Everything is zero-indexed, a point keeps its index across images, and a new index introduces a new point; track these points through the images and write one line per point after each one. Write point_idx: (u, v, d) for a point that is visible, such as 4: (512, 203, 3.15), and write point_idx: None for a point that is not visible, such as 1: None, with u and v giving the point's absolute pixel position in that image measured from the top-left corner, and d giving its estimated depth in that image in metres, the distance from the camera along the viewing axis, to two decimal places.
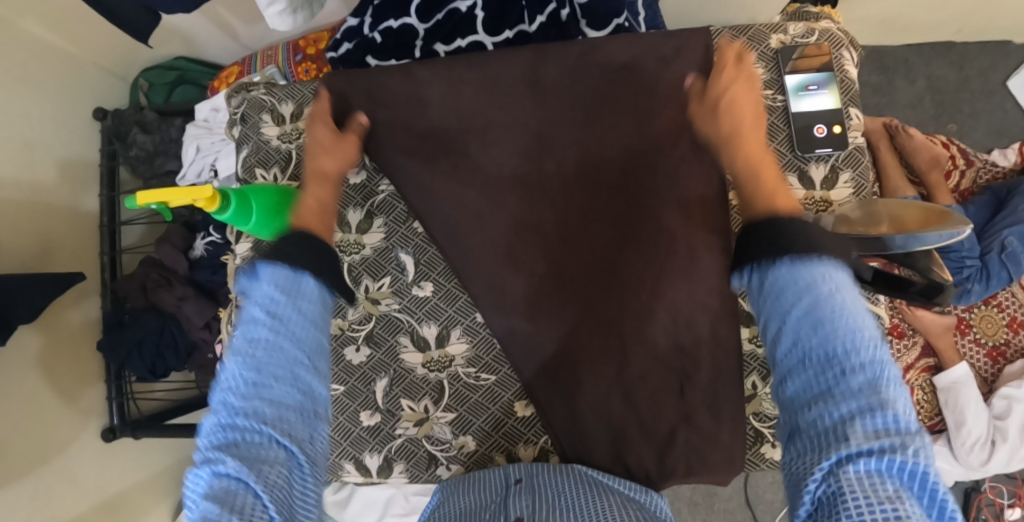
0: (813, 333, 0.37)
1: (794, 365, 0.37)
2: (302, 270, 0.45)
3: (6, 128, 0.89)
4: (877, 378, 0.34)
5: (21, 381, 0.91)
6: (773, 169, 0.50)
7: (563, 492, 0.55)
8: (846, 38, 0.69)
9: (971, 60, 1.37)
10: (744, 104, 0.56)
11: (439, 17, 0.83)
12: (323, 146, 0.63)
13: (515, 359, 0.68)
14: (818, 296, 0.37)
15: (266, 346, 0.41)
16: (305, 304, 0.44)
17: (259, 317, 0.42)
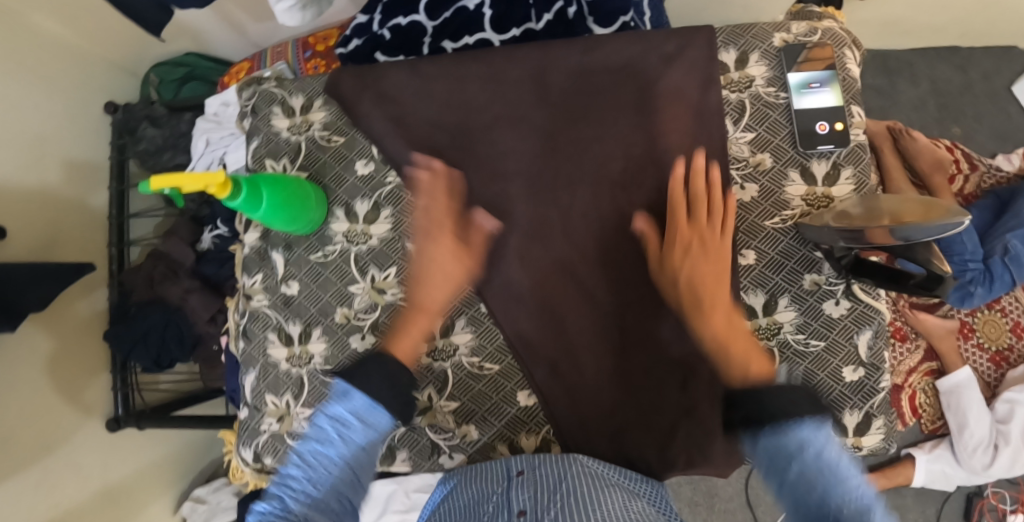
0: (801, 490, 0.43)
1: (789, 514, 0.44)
2: (377, 401, 0.51)
3: (19, 119, 0.90)
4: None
5: (27, 369, 0.91)
6: (739, 333, 0.55)
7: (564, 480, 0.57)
8: (848, 37, 0.71)
9: (974, 64, 1.38)
10: (706, 272, 0.60)
11: (447, 14, 0.85)
12: (444, 272, 0.63)
13: (518, 349, 0.69)
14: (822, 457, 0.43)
15: (325, 464, 0.49)
16: (371, 431, 0.51)
17: (331, 438, 0.50)
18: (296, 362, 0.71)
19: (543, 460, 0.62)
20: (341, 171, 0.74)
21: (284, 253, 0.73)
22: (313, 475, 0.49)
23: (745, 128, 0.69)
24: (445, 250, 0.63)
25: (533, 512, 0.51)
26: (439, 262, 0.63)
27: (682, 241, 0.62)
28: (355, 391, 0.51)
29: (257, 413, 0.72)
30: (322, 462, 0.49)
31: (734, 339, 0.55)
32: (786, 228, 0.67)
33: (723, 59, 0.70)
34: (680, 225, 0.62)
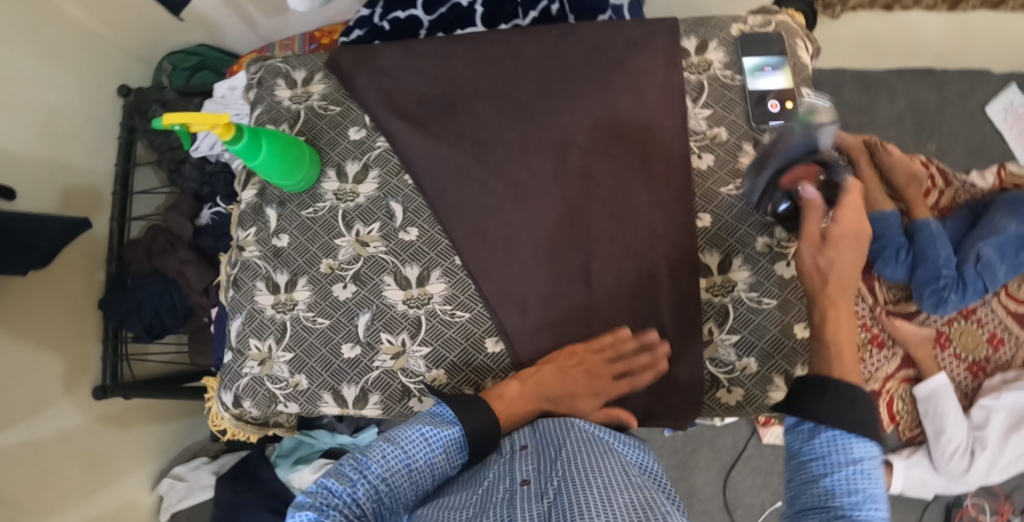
0: (846, 486, 0.48)
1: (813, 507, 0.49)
2: (468, 447, 0.59)
3: (36, 93, 0.98)
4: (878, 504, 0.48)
5: (24, 326, 0.96)
6: (848, 340, 0.58)
7: (562, 445, 0.57)
8: (800, 30, 0.78)
9: (949, 85, 1.45)
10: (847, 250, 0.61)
11: (442, 9, 0.93)
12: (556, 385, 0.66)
13: (490, 299, 0.73)
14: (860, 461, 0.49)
15: (401, 471, 0.55)
16: (447, 462, 0.58)
17: (416, 452, 0.56)
18: (281, 308, 0.76)
19: (545, 427, 0.62)
20: (334, 136, 0.80)
21: (277, 208, 0.79)
22: (388, 474, 0.54)
23: (703, 106, 0.75)
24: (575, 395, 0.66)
25: (535, 481, 0.52)
26: (572, 388, 0.66)
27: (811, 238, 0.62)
28: (456, 424, 0.59)
29: (240, 357, 0.76)
30: (399, 468, 0.54)
31: (844, 341, 0.58)
32: (740, 195, 0.73)
33: (685, 45, 0.77)
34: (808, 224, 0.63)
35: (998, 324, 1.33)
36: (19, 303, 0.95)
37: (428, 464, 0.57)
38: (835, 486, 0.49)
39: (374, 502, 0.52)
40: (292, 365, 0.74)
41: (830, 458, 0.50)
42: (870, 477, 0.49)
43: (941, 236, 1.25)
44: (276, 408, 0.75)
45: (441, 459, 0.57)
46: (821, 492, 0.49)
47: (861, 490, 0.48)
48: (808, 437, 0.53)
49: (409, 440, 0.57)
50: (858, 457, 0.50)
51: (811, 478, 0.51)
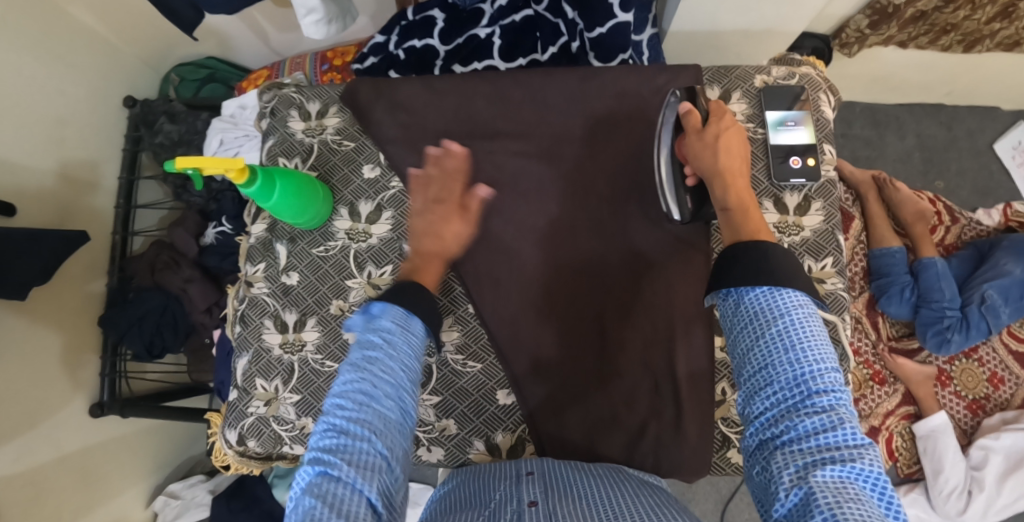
0: (779, 349, 0.46)
1: (758, 383, 0.46)
2: (414, 311, 0.57)
3: (42, 103, 0.96)
4: (833, 389, 0.43)
5: (23, 342, 0.94)
6: (756, 207, 0.58)
7: (572, 483, 0.61)
8: (824, 83, 0.78)
9: (959, 122, 1.46)
10: (732, 143, 0.63)
11: (459, 40, 0.93)
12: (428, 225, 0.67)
13: (500, 348, 0.72)
14: (792, 323, 0.46)
15: (386, 370, 0.51)
16: (415, 344, 0.55)
17: (379, 342, 0.53)
18: (288, 349, 0.75)
19: (553, 465, 0.65)
20: (348, 173, 0.79)
21: (287, 245, 0.78)
22: (373, 379, 0.50)
23: None
24: (450, 219, 0.67)
25: (544, 504, 0.55)
26: (442, 227, 0.67)
27: (706, 136, 0.64)
28: (395, 306, 0.56)
29: (245, 396, 0.75)
30: (385, 369, 0.51)
31: (750, 209, 0.58)
32: None
33: (708, 94, 0.77)
34: (694, 130, 0.65)
35: (999, 363, 1.33)
36: (17, 321, 0.93)
37: (399, 351, 0.54)
38: (771, 351, 0.46)
39: (377, 411, 0.49)
40: (298, 407, 0.73)
41: (757, 322, 0.47)
42: (801, 330, 0.45)
43: (947, 276, 1.25)
44: (281, 449, 0.75)
45: (408, 343, 0.55)
46: (762, 366, 0.46)
47: (797, 348, 0.45)
48: (738, 306, 0.50)
49: (367, 340, 0.53)
50: (783, 314, 0.47)
51: (748, 348, 0.48)
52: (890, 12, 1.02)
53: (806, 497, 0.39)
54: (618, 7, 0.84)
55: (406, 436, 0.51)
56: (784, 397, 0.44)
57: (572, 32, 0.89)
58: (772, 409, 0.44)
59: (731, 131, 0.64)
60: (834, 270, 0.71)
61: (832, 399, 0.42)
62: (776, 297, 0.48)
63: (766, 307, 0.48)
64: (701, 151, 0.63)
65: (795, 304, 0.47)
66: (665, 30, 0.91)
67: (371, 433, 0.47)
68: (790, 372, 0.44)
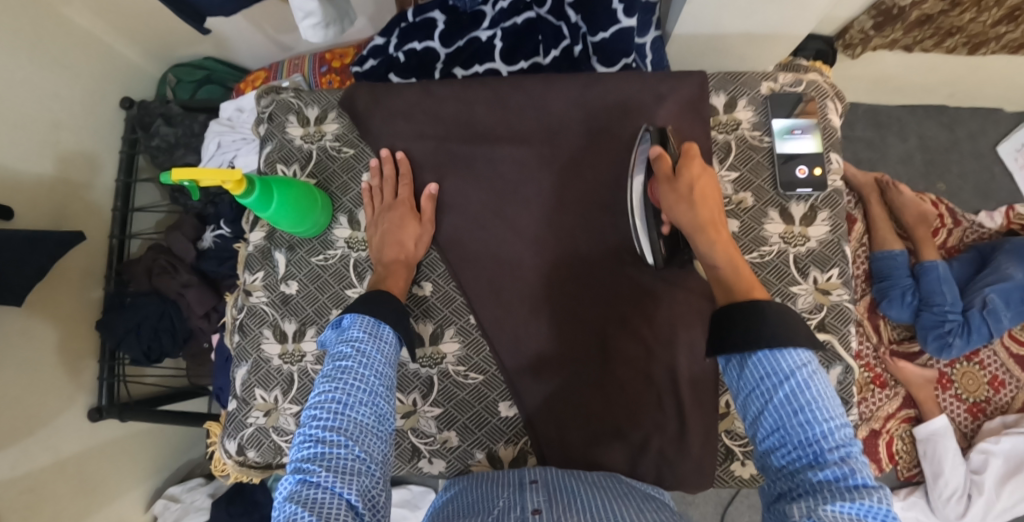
0: (788, 410, 0.46)
1: (771, 445, 0.46)
2: (383, 320, 0.59)
3: (35, 106, 0.94)
4: (844, 441, 0.43)
5: (20, 349, 0.93)
6: (745, 262, 0.56)
7: (575, 490, 0.60)
8: (831, 90, 0.77)
9: (961, 124, 1.45)
10: (707, 192, 0.60)
11: (459, 43, 0.91)
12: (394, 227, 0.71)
13: (502, 360, 0.71)
14: (797, 381, 0.46)
15: (354, 374, 0.53)
16: (384, 347, 0.57)
17: (350, 352, 0.55)
18: (288, 359, 0.74)
19: (558, 474, 0.65)
20: (347, 181, 0.78)
21: (286, 253, 0.77)
22: (342, 386, 0.52)
23: (730, 168, 0.74)
24: (409, 222, 0.71)
25: (548, 511, 0.54)
26: (400, 226, 0.71)
27: (682, 186, 0.60)
28: (365, 314, 0.59)
29: (245, 406, 0.75)
30: (354, 374, 0.53)
31: (741, 265, 0.56)
32: (763, 262, 0.71)
33: (714, 102, 0.75)
34: (666, 179, 0.61)
35: (1000, 366, 1.32)
36: (16, 327, 0.92)
37: (371, 354, 0.55)
38: (777, 412, 0.46)
39: (351, 416, 0.51)
40: (299, 418, 0.73)
41: (761, 387, 0.48)
42: (809, 388, 0.46)
43: (948, 279, 1.23)
44: (281, 460, 0.74)
45: (379, 347, 0.57)
46: (772, 427, 0.46)
47: (806, 406, 0.45)
48: (742, 369, 0.51)
49: (339, 352, 0.55)
50: (789, 372, 0.47)
51: (757, 410, 0.48)
52: (894, 14, 1.00)
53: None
54: (622, 12, 0.83)
55: (385, 439, 0.53)
56: (797, 457, 0.44)
57: (575, 36, 0.88)
58: (790, 472, 0.45)
59: (703, 177, 0.61)
60: (839, 281, 0.71)
61: (844, 453, 0.42)
62: (777, 355, 0.47)
63: (769, 366, 0.48)
64: (677, 204, 0.60)
65: (798, 358, 0.47)
66: (668, 34, 0.90)
67: (347, 438, 0.49)
68: (800, 430, 0.45)
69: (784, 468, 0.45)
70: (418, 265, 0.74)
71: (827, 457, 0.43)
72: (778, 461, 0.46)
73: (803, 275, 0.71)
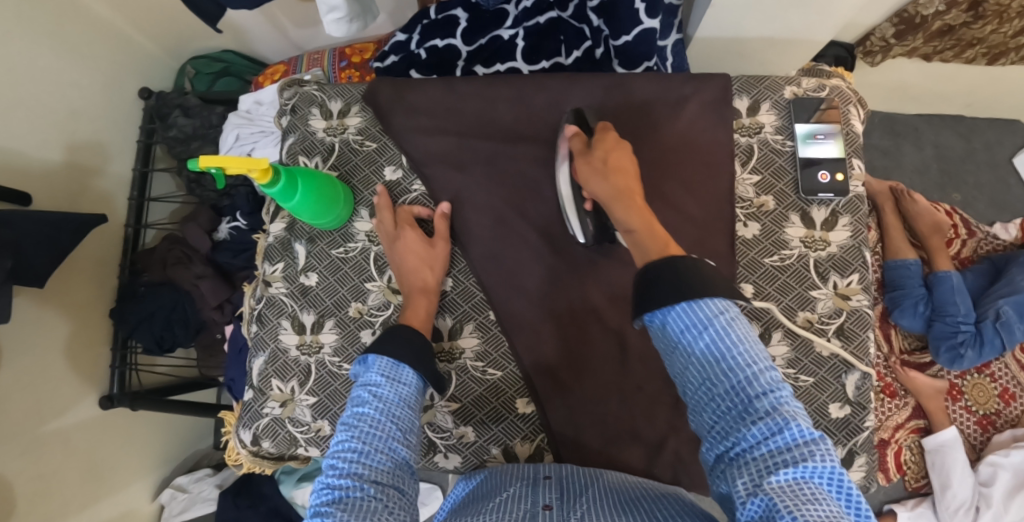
0: (713, 364, 0.45)
1: (700, 400, 0.46)
2: (401, 361, 0.58)
3: (56, 96, 0.95)
4: (774, 393, 0.43)
5: (35, 336, 0.93)
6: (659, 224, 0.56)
7: (587, 486, 0.61)
8: (854, 95, 0.77)
9: (977, 134, 1.45)
10: (620, 162, 0.62)
11: (481, 40, 0.92)
12: (415, 251, 0.71)
13: (521, 357, 0.71)
14: (718, 333, 0.45)
15: (370, 420, 0.52)
16: (402, 388, 0.56)
17: (368, 397, 0.54)
18: (305, 350, 0.74)
19: (571, 471, 0.65)
20: (369, 174, 0.79)
21: (306, 245, 0.77)
22: (358, 431, 0.51)
23: (752, 171, 0.74)
24: (419, 243, 0.71)
25: (559, 508, 0.55)
26: (416, 248, 0.71)
27: (598, 159, 0.63)
28: (383, 354, 0.59)
29: (261, 396, 0.75)
30: (369, 418, 0.52)
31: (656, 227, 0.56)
32: (783, 266, 0.71)
33: (737, 105, 0.76)
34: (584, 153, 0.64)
35: (1011, 379, 1.31)
36: (32, 311, 0.92)
37: (388, 398, 0.55)
38: (704, 367, 0.46)
39: (367, 462, 0.49)
40: (315, 409, 0.73)
41: (684, 344, 0.47)
42: (727, 334, 0.45)
43: (960, 289, 1.22)
44: (296, 450, 0.74)
45: (397, 390, 0.56)
46: (699, 382, 0.46)
47: (726, 355, 0.45)
48: (661, 326, 0.49)
49: (358, 397, 0.55)
50: (703, 321, 0.46)
51: (682, 369, 0.47)
52: (917, 23, 1.01)
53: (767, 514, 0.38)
54: (644, 12, 0.82)
55: (405, 487, 0.51)
56: (726, 408, 0.44)
57: (597, 38, 0.88)
58: (722, 429, 0.44)
59: (616, 150, 0.64)
60: (859, 287, 0.70)
61: (771, 400, 0.42)
62: (695, 308, 0.47)
63: (687, 318, 0.47)
64: (592, 175, 0.62)
65: (717, 308, 0.46)
66: (689, 36, 0.90)
67: (363, 482, 0.47)
68: (725, 382, 0.45)
69: (716, 423, 0.45)
70: None
71: (755, 405, 0.43)
72: (709, 419, 0.46)
73: (823, 280, 0.71)
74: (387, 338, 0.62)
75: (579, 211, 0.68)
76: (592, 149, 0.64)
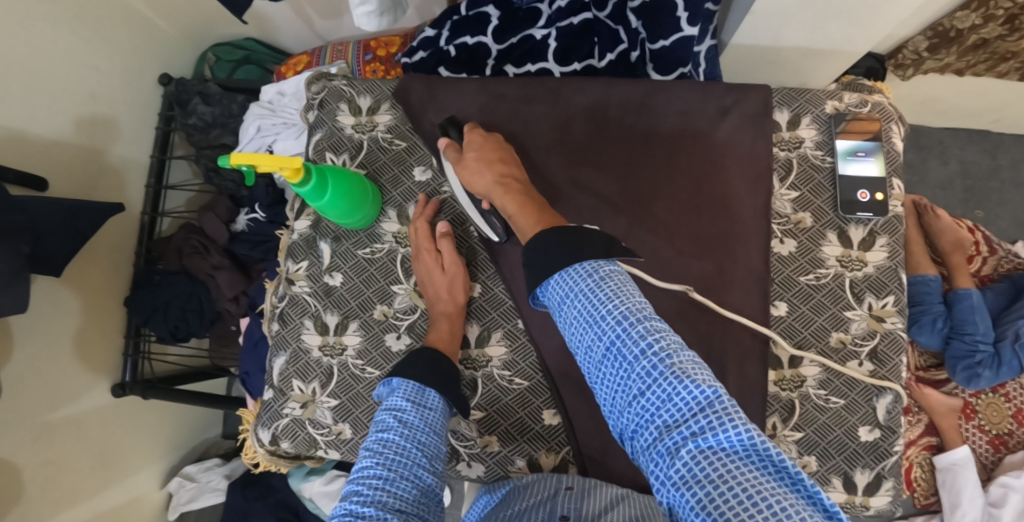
0: (593, 331, 0.47)
1: (592, 370, 0.48)
2: (427, 384, 0.59)
3: (75, 78, 0.93)
4: (654, 352, 0.44)
5: (49, 322, 0.92)
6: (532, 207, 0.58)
7: (609, 499, 0.60)
8: (896, 112, 0.75)
9: (1004, 151, 1.43)
10: (490, 154, 0.66)
11: (514, 40, 0.90)
12: (449, 272, 0.70)
13: (548, 367, 0.70)
14: (588, 297, 0.47)
15: (395, 446, 0.52)
16: (426, 412, 0.56)
17: (393, 422, 0.54)
18: (328, 351, 0.73)
19: (595, 483, 0.64)
20: (398, 174, 0.78)
21: (332, 243, 0.76)
22: (382, 458, 0.51)
23: (790, 187, 0.73)
24: (435, 270, 0.70)
25: None
26: (445, 271, 0.70)
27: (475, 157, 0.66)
28: (403, 378, 0.59)
29: (282, 396, 0.74)
30: (393, 443, 0.52)
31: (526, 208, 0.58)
32: (818, 285, 0.70)
33: (777, 118, 0.74)
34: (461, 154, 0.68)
35: None
36: (47, 297, 0.91)
37: (412, 422, 0.55)
38: (587, 337, 0.47)
39: (392, 490, 0.48)
40: (336, 412, 0.72)
41: (563, 313, 0.49)
42: (595, 296, 0.47)
43: (981, 309, 1.19)
44: (316, 452, 0.73)
45: (422, 414, 0.56)
46: (583, 349, 0.48)
47: (597, 318, 0.47)
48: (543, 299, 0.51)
49: (383, 422, 0.55)
50: (572, 290, 0.48)
51: (572, 339, 0.49)
52: (951, 36, 0.98)
53: (674, 493, 0.40)
54: (685, 20, 0.81)
55: (430, 517, 0.49)
56: (617, 378, 0.46)
57: (633, 41, 0.87)
58: (617, 400, 0.46)
59: (482, 147, 0.67)
60: (895, 309, 0.69)
61: (650, 364, 0.43)
62: (565, 277, 0.49)
63: (560, 288, 0.49)
64: (473, 172, 0.65)
65: (584, 272, 0.48)
66: (724, 43, 0.88)
67: (386, 512, 0.46)
68: (602, 345, 0.47)
69: (611, 391, 0.46)
70: (470, 266, 0.74)
71: (638, 369, 0.45)
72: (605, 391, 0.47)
73: (857, 300, 0.69)
74: (416, 358, 0.62)
75: (482, 210, 0.69)
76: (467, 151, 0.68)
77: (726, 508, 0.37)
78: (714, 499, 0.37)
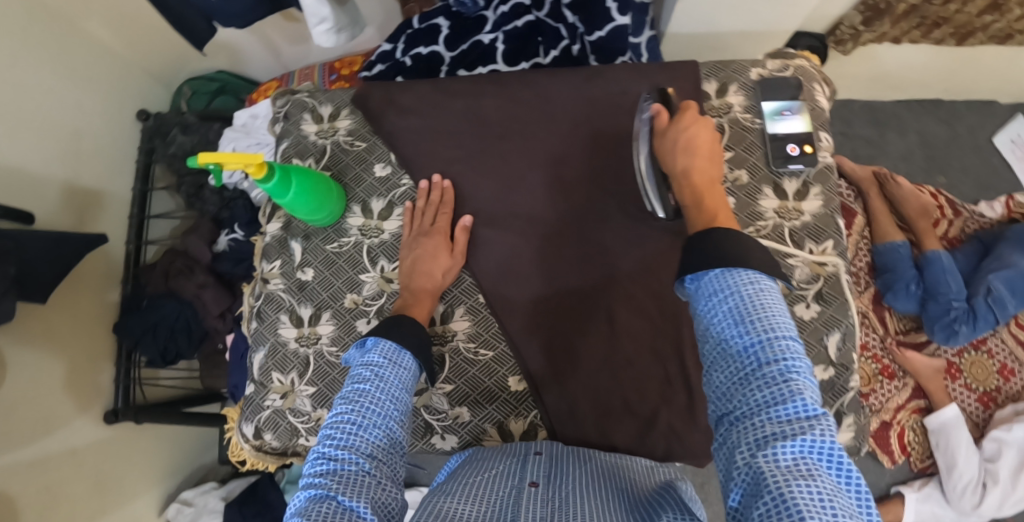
0: (734, 327, 0.45)
1: (712, 359, 0.46)
2: (403, 346, 0.61)
3: (59, 115, 0.99)
4: (789, 367, 0.42)
5: (41, 347, 0.96)
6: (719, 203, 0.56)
7: (576, 465, 0.63)
8: (818, 74, 0.81)
9: (959, 118, 1.48)
10: (702, 139, 0.61)
11: (465, 46, 0.96)
12: (429, 254, 0.73)
13: (512, 336, 0.74)
14: (740, 297, 0.45)
15: (370, 397, 0.54)
16: (400, 369, 0.59)
17: (369, 375, 0.56)
18: (304, 342, 0.77)
19: (562, 449, 0.68)
20: (360, 172, 0.83)
21: (302, 242, 0.81)
22: (356, 405, 0.53)
23: (724, 148, 0.77)
24: (440, 253, 0.74)
25: (544, 485, 0.57)
26: (434, 253, 0.73)
27: (674, 142, 0.62)
28: (386, 337, 0.61)
29: (262, 389, 0.77)
30: (372, 396, 0.54)
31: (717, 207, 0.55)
32: (760, 236, 0.74)
33: (707, 88, 0.80)
34: (663, 136, 0.64)
35: (1008, 354, 1.28)
36: (37, 325, 0.95)
37: (388, 378, 0.57)
38: (726, 330, 0.46)
39: (364, 435, 0.52)
40: (314, 399, 0.75)
41: (710, 303, 0.47)
42: (751, 301, 0.45)
43: (951, 269, 1.19)
44: (297, 441, 0.76)
45: (397, 372, 0.58)
46: (714, 339, 0.47)
47: (743, 318, 0.45)
48: (696, 287, 0.49)
49: (358, 375, 0.57)
50: (728, 288, 0.46)
51: (704, 325, 0.48)
52: (882, 9, 1.04)
53: (754, 479, 0.39)
54: (616, 10, 0.88)
55: (396, 465, 0.53)
56: (734, 371, 0.44)
57: (574, 36, 0.92)
58: (728, 391, 0.44)
59: (691, 131, 0.62)
60: (835, 252, 0.73)
61: (781, 369, 0.41)
62: (729, 274, 0.47)
63: (717, 283, 0.47)
64: (667, 154, 0.63)
65: (751, 276, 0.46)
66: (663, 33, 0.95)
67: (358, 456, 0.50)
68: (738, 344, 0.45)
69: (723, 382, 0.45)
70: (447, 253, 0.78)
71: (762, 371, 0.43)
72: (717, 378, 0.46)
73: (799, 247, 0.73)
74: (392, 324, 0.64)
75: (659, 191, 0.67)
76: (667, 132, 0.64)
77: (809, 508, 0.35)
78: (800, 498, 0.36)
